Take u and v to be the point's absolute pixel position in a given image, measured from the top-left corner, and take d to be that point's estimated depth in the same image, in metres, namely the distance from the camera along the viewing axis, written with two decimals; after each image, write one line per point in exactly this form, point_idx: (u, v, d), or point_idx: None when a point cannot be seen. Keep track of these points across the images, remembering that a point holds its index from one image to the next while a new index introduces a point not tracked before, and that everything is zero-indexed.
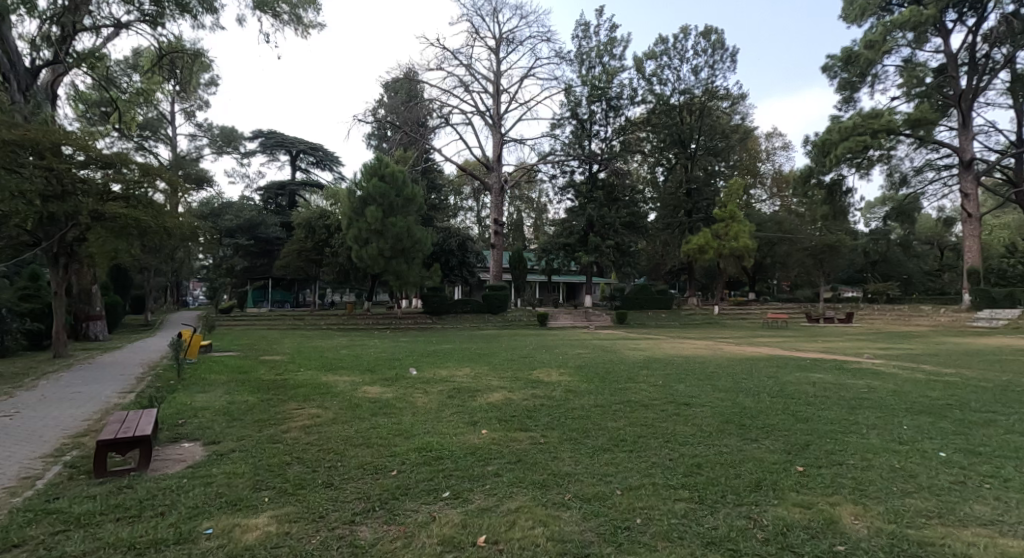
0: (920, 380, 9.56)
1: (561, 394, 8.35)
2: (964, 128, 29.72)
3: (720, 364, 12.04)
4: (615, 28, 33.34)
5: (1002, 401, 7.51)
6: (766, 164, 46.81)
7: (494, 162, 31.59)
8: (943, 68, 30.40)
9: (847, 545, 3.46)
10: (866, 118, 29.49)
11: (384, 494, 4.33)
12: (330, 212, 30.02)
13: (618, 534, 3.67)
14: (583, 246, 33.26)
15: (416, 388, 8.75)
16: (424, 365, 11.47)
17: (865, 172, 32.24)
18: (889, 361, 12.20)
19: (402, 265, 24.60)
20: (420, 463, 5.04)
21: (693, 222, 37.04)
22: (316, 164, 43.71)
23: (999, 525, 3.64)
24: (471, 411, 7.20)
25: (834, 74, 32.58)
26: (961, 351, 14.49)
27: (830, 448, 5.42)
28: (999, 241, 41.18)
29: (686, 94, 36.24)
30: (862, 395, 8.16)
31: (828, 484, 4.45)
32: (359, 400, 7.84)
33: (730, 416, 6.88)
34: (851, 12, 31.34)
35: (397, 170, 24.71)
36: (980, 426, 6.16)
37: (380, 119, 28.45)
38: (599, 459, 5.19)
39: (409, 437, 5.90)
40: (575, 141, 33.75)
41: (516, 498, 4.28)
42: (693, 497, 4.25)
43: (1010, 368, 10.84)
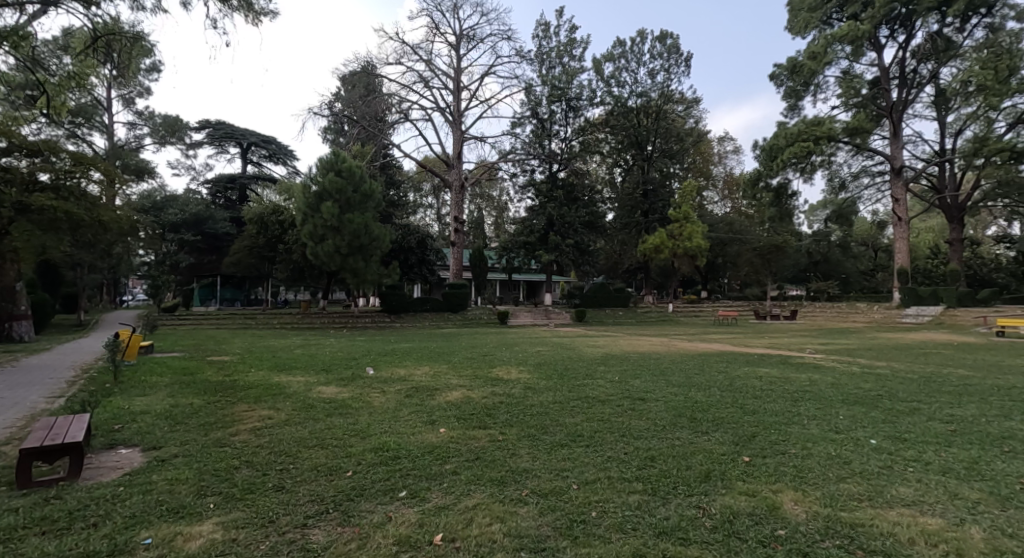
0: (856, 372, 10.17)
1: (520, 392, 8.39)
2: (895, 137, 31.66)
3: (674, 360, 12.38)
4: (575, 29, 33.64)
5: (925, 391, 8.09)
6: (718, 167, 48.42)
7: (454, 159, 31.35)
8: (877, 80, 32.25)
9: (786, 529, 3.66)
10: (809, 125, 31.02)
11: (338, 496, 4.25)
12: (283, 207, 29.05)
13: (574, 528, 3.75)
14: (543, 245, 33.48)
15: (372, 388, 8.64)
16: (381, 365, 11.29)
17: (809, 176, 33.72)
18: (828, 356, 12.90)
19: (359, 263, 24.12)
20: (376, 463, 4.99)
21: (650, 222, 38.18)
22: (268, 157, 42.31)
23: (921, 506, 3.92)
24: (429, 410, 7.13)
25: (781, 82, 34.04)
26: (893, 345, 15.48)
27: (773, 439, 5.68)
28: (926, 243, 44.13)
29: (643, 97, 37.27)
30: (803, 389, 8.56)
31: (771, 472, 4.68)
32: (313, 400, 7.68)
33: (683, 409, 7.14)
34: (796, 23, 32.78)
35: (354, 165, 24.11)
36: (907, 415, 6.62)
37: (337, 112, 27.75)
38: (556, 455, 5.25)
39: (366, 437, 5.82)
40: (535, 141, 33.88)
41: (474, 495, 4.29)
42: (646, 489, 4.38)
43: (933, 360, 11.70)
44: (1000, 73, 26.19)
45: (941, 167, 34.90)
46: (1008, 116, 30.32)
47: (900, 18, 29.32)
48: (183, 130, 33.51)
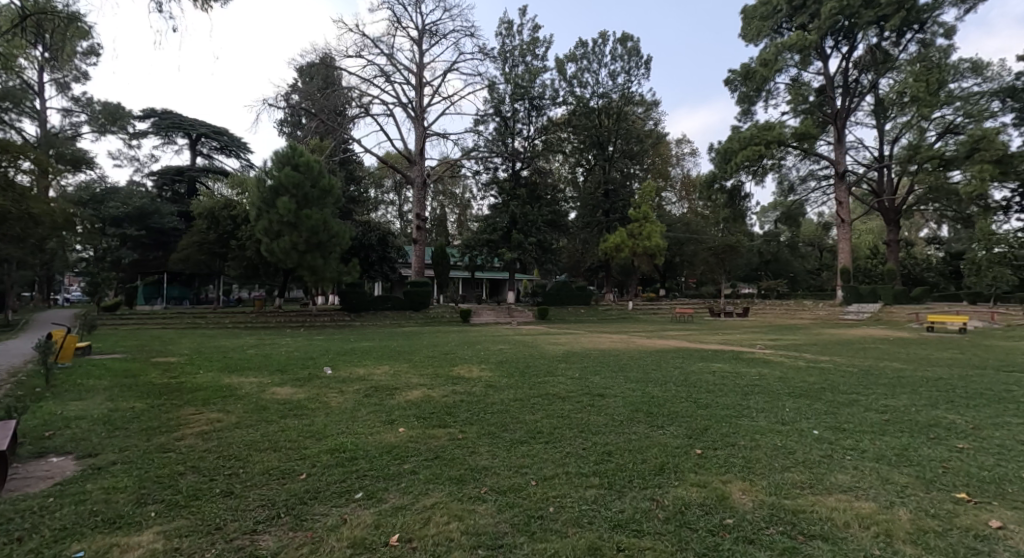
0: (802, 366, 10.66)
1: (482, 389, 8.41)
2: (839, 143, 33.22)
3: (633, 356, 12.67)
4: (538, 29, 33.78)
5: (864, 383, 8.58)
6: (676, 169, 49.75)
7: (416, 155, 30.92)
8: (823, 89, 33.78)
9: (734, 517, 3.79)
10: (761, 130, 32.21)
11: (291, 500, 4.14)
12: (236, 202, 28.01)
13: (532, 523, 3.78)
14: (506, 242, 33.42)
15: (330, 388, 8.45)
16: (340, 364, 11.06)
17: (760, 179, 35.06)
18: (777, 351, 13.47)
19: (318, 260, 23.49)
20: (332, 465, 4.89)
21: (611, 221, 38.64)
22: (220, 149, 40.68)
23: (857, 491, 4.14)
24: (388, 410, 7.01)
25: (735, 87, 35.17)
26: (836, 341, 16.26)
27: (724, 431, 5.89)
28: (866, 243, 46.57)
29: (604, 98, 37.88)
30: (753, 383, 8.90)
31: (722, 464, 4.85)
32: (267, 401, 7.45)
33: (639, 404, 7.31)
34: (749, 31, 34.03)
35: (312, 159, 23.51)
36: (846, 406, 7.00)
37: (294, 105, 26.93)
38: (515, 452, 5.28)
39: (321, 439, 5.68)
40: (498, 138, 33.79)
41: (432, 495, 4.27)
42: (603, 484, 4.45)
43: (871, 354, 12.40)
44: (931, 85, 28.03)
45: (880, 173, 36.86)
46: (938, 126, 32.39)
47: (844, 30, 30.73)
48: (126, 118, 31.75)
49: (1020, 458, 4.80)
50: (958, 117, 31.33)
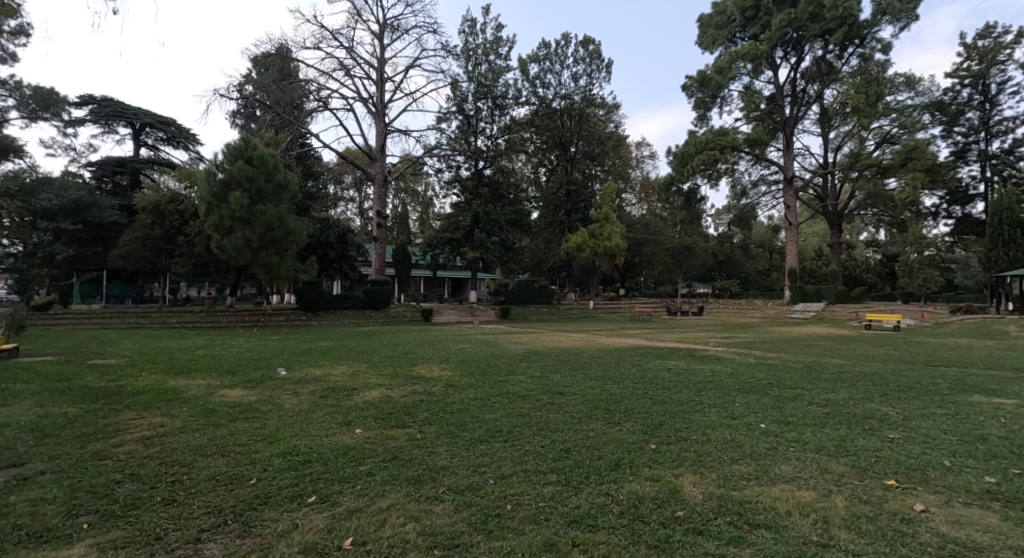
0: (752, 363, 11.08)
1: (442, 389, 8.33)
2: (787, 150, 34.62)
3: (592, 355, 12.85)
4: (501, 28, 33.72)
5: (809, 378, 9.00)
6: (635, 171, 50.74)
7: (377, 151, 30.36)
8: (773, 97, 35.12)
9: (685, 510, 3.91)
10: (716, 135, 33.27)
11: (239, 506, 4.00)
12: (184, 196, 26.81)
13: (489, 522, 3.78)
14: (468, 241, 33.24)
15: (283, 389, 8.22)
16: (295, 365, 10.75)
17: (715, 182, 36.05)
18: (729, 348, 13.95)
19: (272, 257, 22.76)
20: (285, 469, 4.75)
21: (572, 221, 38.99)
22: (166, 140, 38.83)
23: (798, 481, 4.34)
24: (345, 411, 6.88)
25: (692, 92, 36.10)
26: (785, 338, 16.99)
27: (678, 426, 6.05)
28: (812, 245, 48.79)
29: (567, 99, 38.31)
30: (707, 379, 9.19)
31: (674, 458, 4.98)
32: (215, 404, 7.16)
33: (598, 402, 7.41)
34: (705, 39, 35.07)
35: (266, 153, 22.77)
36: (792, 400, 7.33)
37: (248, 96, 26.00)
38: (474, 451, 5.27)
39: (273, 442, 5.51)
40: (461, 136, 33.54)
41: (388, 496, 4.20)
42: (560, 480, 4.50)
43: (816, 351, 13.02)
44: (870, 97, 29.60)
45: (824, 179, 38.63)
46: (876, 136, 34.23)
47: (792, 42, 32.04)
48: (60, 105, 29.84)
49: (944, 446, 5.13)
50: (894, 128, 33.17)
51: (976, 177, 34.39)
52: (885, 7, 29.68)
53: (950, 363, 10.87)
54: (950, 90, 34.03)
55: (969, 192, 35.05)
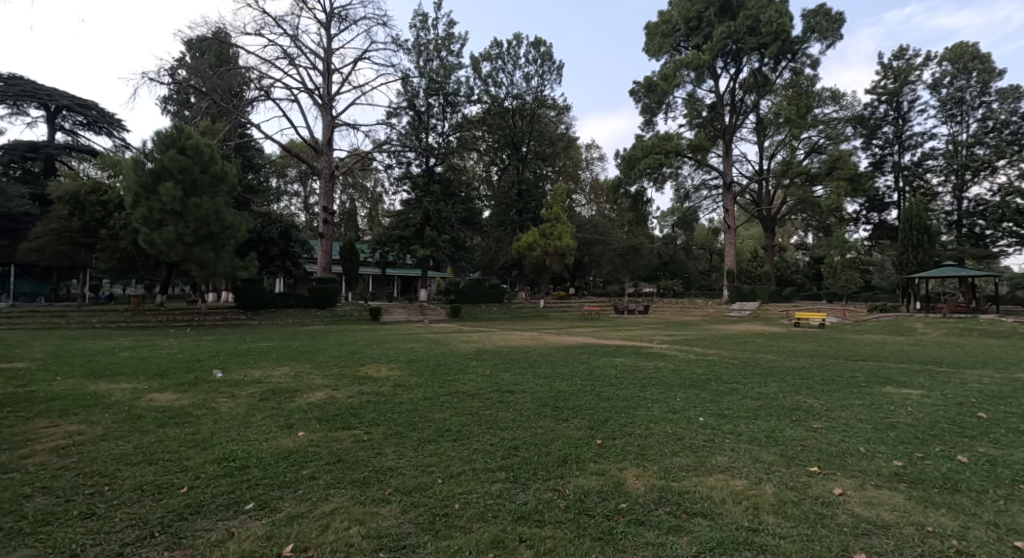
0: (693, 359, 11.56)
1: (389, 389, 8.22)
2: (727, 156, 36.17)
3: (542, 353, 13.01)
4: (453, 25, 33.45)
5: (744, 373, 9.50)
6: (585, 172, 51.62)
7: (323, 145, 29.42)
8: (713, 106, 36.59)
9: (628, 501, 4.05)
10: (661, 140, 34.37)
11: (168, 517, 3.81)
12: (107, 186, 25.02)
13: (436, 522, 3.78)
14: (418, 239, 32.79)
15: (219, 392, 7.87)
16: (232, 367, 10.31)
17: (660, 185, 37.16)
18: (672, 345, 14.48)
19: (208, 253, 21.66)
20: (220, 475, 4.55)
21: (523, 221, 39.24)
22: (86, 125, 36.09)
23: (732, 470, 4.58)
24: (287, 413, 6.66)
25: (639, 98, 37.10)
26: (724, 335, 17.80)
27: (623, 422, 6.23)
28: (749, 247, 51.28)
29: (518, 99, 38.52)
30: (650, 375, 9.52)
31: (619, 452, 5.13)
32: (142, 409, 6.77)
33: (547, 399, 7.52)
34: (651, 46, 36.12)
35: (202, 143, 21.64)
36: (727, 394, 7.72)
37: (181, 82, 24.58)
38: (423, 451, 5.24)
39: (207, 448, 5.28)
40: (412, 132, 33.06)
41: (332, 499, 4.12)
42: (508, 477, 4.56)
43: (752, 348, 13.74)
44: (801, 109, 31.44)
45: (760, 185, 40.60)
46: (806, 146, 36.38)
47: (732, 54, 33.50)
48: None
49: (859, 434, 5.56)
50: (821, 138, 35.35)
51: (891, 187, 37.21)
52: (814, 26, 31.59)
53: (869, 357, 11.73)
54: (870, 105, 36.69)
55: (885, 200, 37.88)
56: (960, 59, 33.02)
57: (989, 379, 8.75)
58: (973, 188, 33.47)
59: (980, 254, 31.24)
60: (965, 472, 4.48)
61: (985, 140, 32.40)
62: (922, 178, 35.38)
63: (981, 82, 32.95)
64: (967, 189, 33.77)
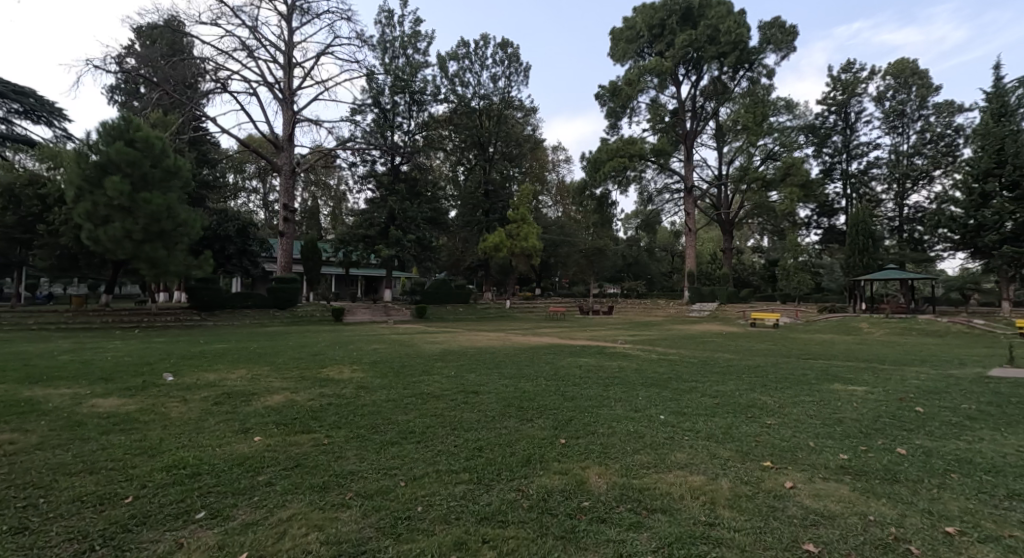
0: (655, 359, 11.79)
1: (352, 391, 8.06)
2: (688, 161, 37.07)
3: (507, 353, 13.04)
4: (419, 22, 33.15)
5: (703, 372, 9.76)
6: (552, 174, 51.98)
7: (284, 141, 28.64)
8: (676, 111, 37.42)
9: (590, 500, 4.09)
10: (626, 143, 34.94)
11: (110, 529, 3.64)
12: (48, 180, 23.65)
13: (398, 525, 3.73)
14: (383, 238, 32.31)
15: (170, 396, 7.55)
16: (183, 370, 9.88)
17: (624, 188, 37.77)
18: (635, 345, 14.74)
19: (159, 251, 20.78)
20: (169, 484, 4.37)
21: (490, 221, 39.28)
22: (24, 114, 33.97)
23: (690, 467, 4.69)
24: (243, 418, 6.45)
25: (604, 102, 37.57)
26: (684, 335, 18.25)
27: (586, 421, 6.30)
28: (708, 250, 52.73)
29: (485, 100, 38.52)
30: (613, 375, 9.66)
31: (582, 452, 5.18)
32: (84, 416, 6.42)
33: (512, 399, 7.53)
34: (616, 51, 36.69)
35: (152, 135, 20.73)
36: (687, 392, 7.91)
37: (131, 71, 23.48)
38: (385, 453, 5.17)
39: (155, 455, 5.05)
40: (377, 130, 32.56)
41: (289, 506, 4.02)
42: (472, 478, 4.54)
43: (711, 347, 14.13)
44: (757, 117, 32.53)
45: (719, 189, 41.75)
46: (762, 153, 37.65)
47: (693, 61, 34.34)
48: None
49: (809, 429, 5.80)
50: (776, 146, 36.66)
51: (839, 193, 38.90)
52: (770, 37, 32.75)
53: (820, 356, 12.25)
54: (821, 115, 38.29)
55: (834, 206, 39.58)
56: (902, 73, 34.84)
57: (926, 375, 9.28)
58: (913, 195, 35.36)
59: (920, 258, 33.06)
60: (903, 463, 4.74)
61: (923, 151, 34.30)
62: (867, 186, 37.14)
63: (920, 97, 34.89)
64: (908, 197, 35.68)
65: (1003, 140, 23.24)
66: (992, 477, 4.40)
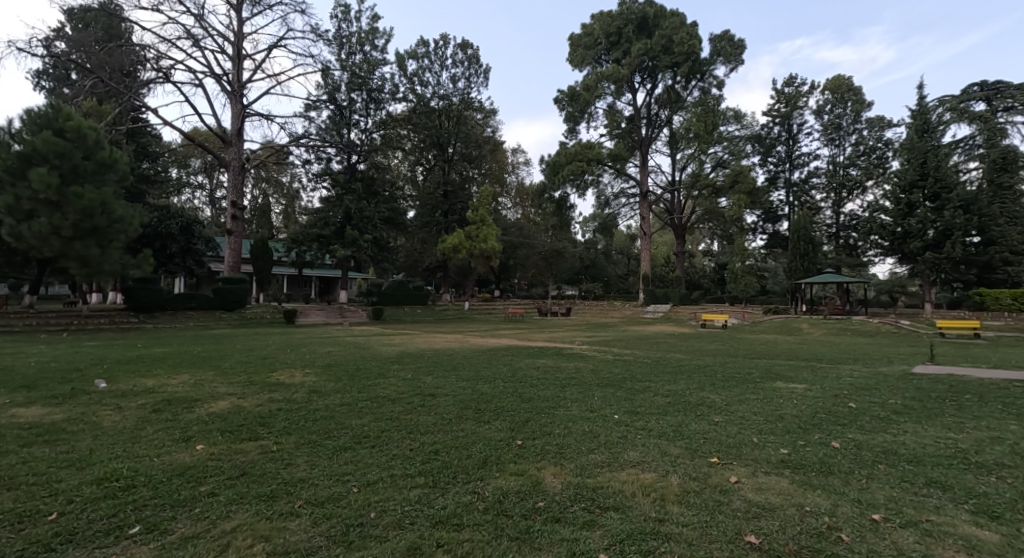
0: (610, 360, 12.01)
1: (303, 396, 7.82)
2: (643, 167, 37.96)
3: (465, 355, 12.99)
4: (377, 19, 32.59)
5: (656, 372, 10.01)
6: (511, 176, 52.15)
7: (233, 135, 27.55)
8: (632, 118, 38.25)
9: (545, 500, 4.11)
10: (584, 148, 35.44)
11: (30, 551, 3.39)
12: None
13: (350, 532, 3.64)
14: (338, 238, 31.54)
15: (102, 404, 7.11)
16: (118, 376, 9.33)
17: (582, 192, 38.32)
18: (591, 346, 14.96)
19: (92, 248, 19.56)
20: (100, 498, 4.10)
21: (449, 222, 39.07)
22: None
23: (641, 465, 4.78)
24: (185, 425, 6.15)
25: (562, 106, 37.93)
26: (639, 336, 18.68)
27: (542, 422, 6.34)
28: (662, 253, 54.19)
29: (445, 100, 38.32)
30: (570, 376, 9.75)
31: (538, 452, 5.20)
32: (3, 428, 5.95)
33: (469, 402, 7.49)
34: (574, 57, 37.21)
35: (85, 125, 19.50)
36: (640, 392, 8.08)
37: (62, 56, 22.04)
38: (338, 459, 5.03)
39: (85, 468, 4.74)
40: (332, 127, 31.76)
41: (234, 517, 3.85)
42: (427, 482, 4.48)
43: (664, 348, 14.51)
44: (708, 126, 33.68)
45: (673, 195, 42.96)
46: (712, 160, 38.99)
47: (648, 70, 35.20)
48: None
49: (753, 425, 6.03)
50: (725, 154, 38.07)
51: (783, 201, 40.75)
52: (720, 50, 34.01)
53: (766, 355, 12.79)
54: (766, 125, 40.04)
55: (778, 213, 41.37)
56: (839, 89, 36.88)
57: (861, 373, 9.83)
58: (849, 204, 37.44)
59: (855, 263, 35.03)
60: (836, 456, 4.99)
61: (858, 162, 36.37)
62: (808, 194, 39.06)
63: (855, 111, 37.02)
64: (844, 205, 37.72)
65: (927, 154, 24.82)
66: (914, 466, 4.70)
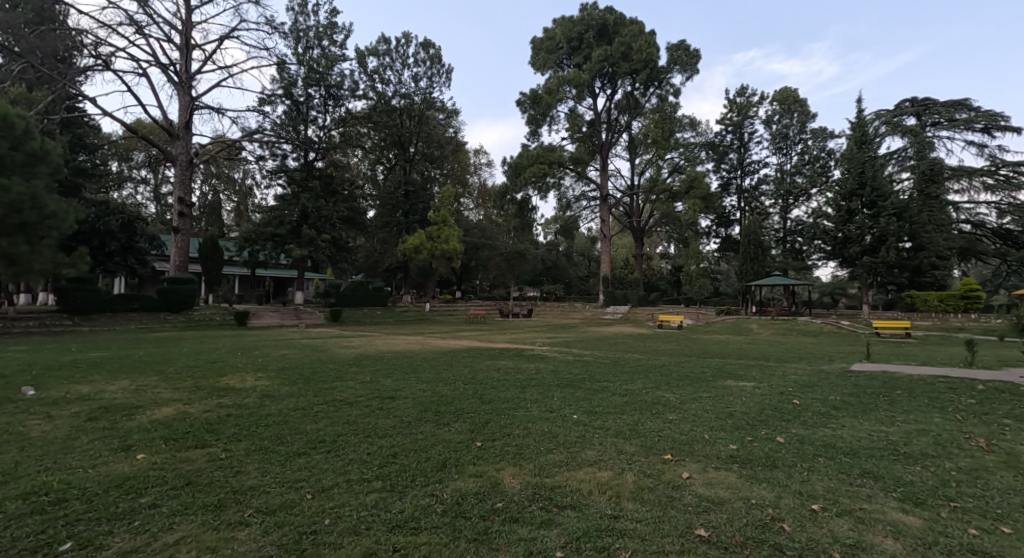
0: (569, 360, 12.17)
1: (255, 401, 7.57)
2: (603, 170, 38.60)
3: (424, 357, 12.86)
4: (336, 14, 31.90)
5: (614, 372, 10.20)
6: (473, 177, 52.04)
7: (180, 129, 26.40)
8: (592, 122, 38.84)
9: (503, 501, 4.14)
10: (545, 151, 35.76)
11: None
12: None
13: (302, 540, 3.56)
14: (294, 237, 30.70)
15: (31, 413, 6.69)
16: (49, 383, 8.78)
17: (544, 194, 38.62)
18: (551, 347, 15.13)
19: (20, 246, 18.31)
20: (27, 514, 3.87)
21: (410, 222, 38.67)
22: None
23: (597, 463, 4.88)
24: (124, 434, 5.86)
25: (524, 109, 38.12)
26: (598, 336, 19.00)
27: (502, 423, 6.37)
28: (621, 255, 55.27)
29: (406, 99, 37.91)
30: (529, 376, 9.84)
31: (497, 453, 5.23)
32: None
33: (429, 404, 7.44)
34: (537, 61, 37.53)
35: (13, 114, 18.28)
36: (597, 392, 8.23)
37: None
38: (291, 465, 4.91)
39: (10, 482, 4.45)
40: (288, 123, 30.91)
41: (178, 528, 3.71)
42: (384, 486, 4.43)
43: (622, 348, 14.83)
44: (665, 132, 34.59)
45: (631, 199, 43.92)
46: (669, 166, 40.10)
47: (608, 76, 35.82)
48: None
49: (704, 423, 6.24)
50: (681, 160, 39.21)
51: (735, 206, 42.27)
52: (676, 59, 35.05)
53: (719, 355, 13.23)
54: (719, 133, 41.48)
55: (730, 218, 42.84)
56: (786, 100, 38.57)
57: (805, 371, 10.31)
58: (795, 210, 39.16)
59: (800, 266, 36.72)
60: (781, 450, 5.23)
61: (803, 170, 38.15)
62: (757, 200, 40.68)
63: (801, 122, 38.83)
64: (791, 211, 39.39)
65: (864, 164, 26.32)
66: (849, 458, 4.99)
